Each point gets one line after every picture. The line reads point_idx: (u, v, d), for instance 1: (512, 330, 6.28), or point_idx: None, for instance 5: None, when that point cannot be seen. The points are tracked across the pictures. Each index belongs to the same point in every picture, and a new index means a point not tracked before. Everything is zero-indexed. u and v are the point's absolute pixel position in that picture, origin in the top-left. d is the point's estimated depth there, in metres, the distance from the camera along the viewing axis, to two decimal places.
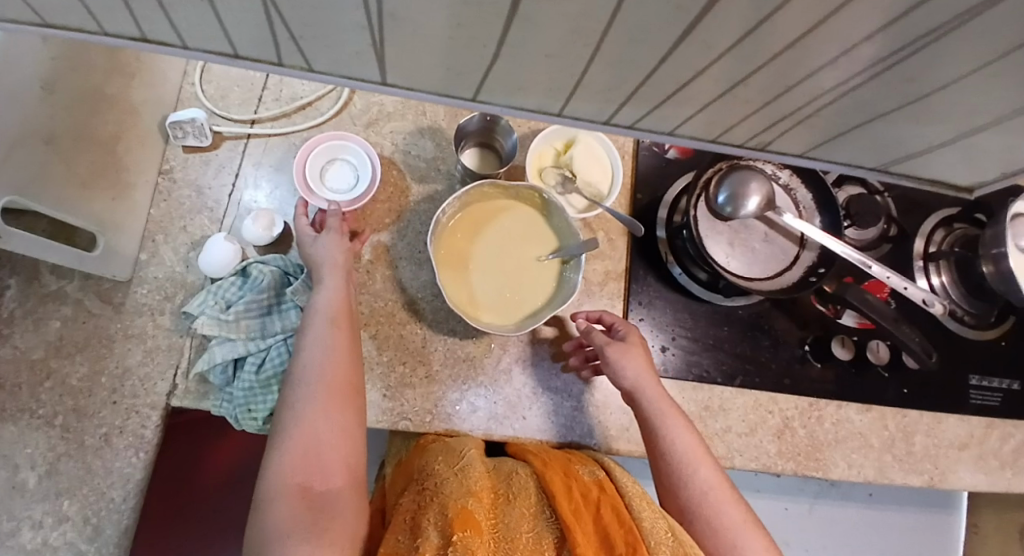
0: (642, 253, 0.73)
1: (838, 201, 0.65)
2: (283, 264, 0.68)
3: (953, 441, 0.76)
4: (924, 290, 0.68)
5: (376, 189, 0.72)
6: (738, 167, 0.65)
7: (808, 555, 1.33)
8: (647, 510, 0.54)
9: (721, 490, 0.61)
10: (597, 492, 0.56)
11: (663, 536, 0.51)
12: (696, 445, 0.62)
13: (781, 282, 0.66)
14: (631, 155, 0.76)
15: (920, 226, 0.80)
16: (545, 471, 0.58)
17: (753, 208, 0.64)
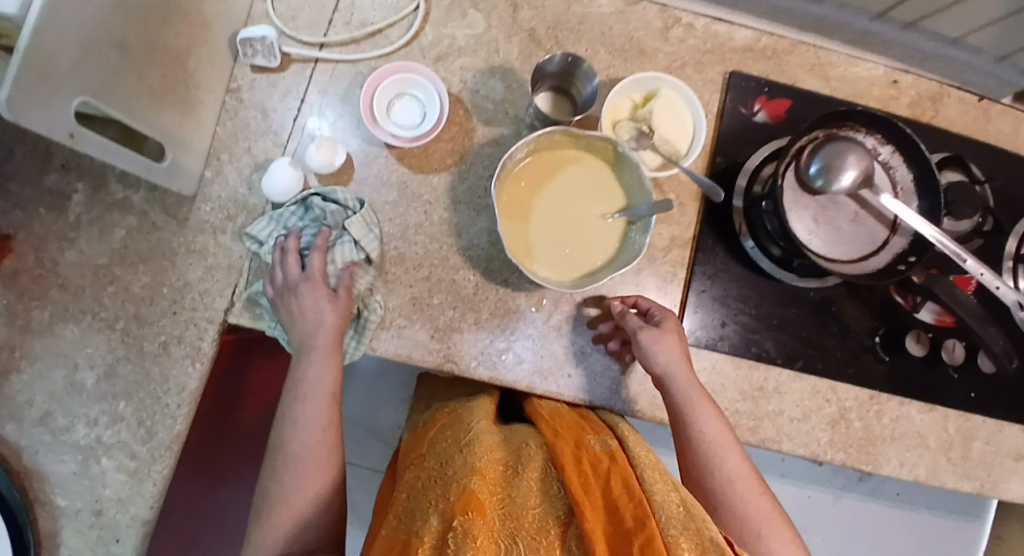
0: (713, 221, 0.70)
1: (941, 185, 0.60)
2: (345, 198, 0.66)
3: (1014, 451, 0.72)
4: (1019, 292, 0.61)
5: (442, 128, 0.70)
6: (837, 138, 0.60)
7: (824, 544, 1.32)
8: (660, 483, 0.52)
9: (746, 479, 0.60)
10: (608, 464, 0.55)
11: (675, 510, 0.48)
12: (724, 434, 0.61)
13: (866, 267, 0.61)
14: (716, 115, 0.71)
15: (1014, 225, 0.74)
16: (555, 443, 0.58)
17: (848, 183, 0.59)
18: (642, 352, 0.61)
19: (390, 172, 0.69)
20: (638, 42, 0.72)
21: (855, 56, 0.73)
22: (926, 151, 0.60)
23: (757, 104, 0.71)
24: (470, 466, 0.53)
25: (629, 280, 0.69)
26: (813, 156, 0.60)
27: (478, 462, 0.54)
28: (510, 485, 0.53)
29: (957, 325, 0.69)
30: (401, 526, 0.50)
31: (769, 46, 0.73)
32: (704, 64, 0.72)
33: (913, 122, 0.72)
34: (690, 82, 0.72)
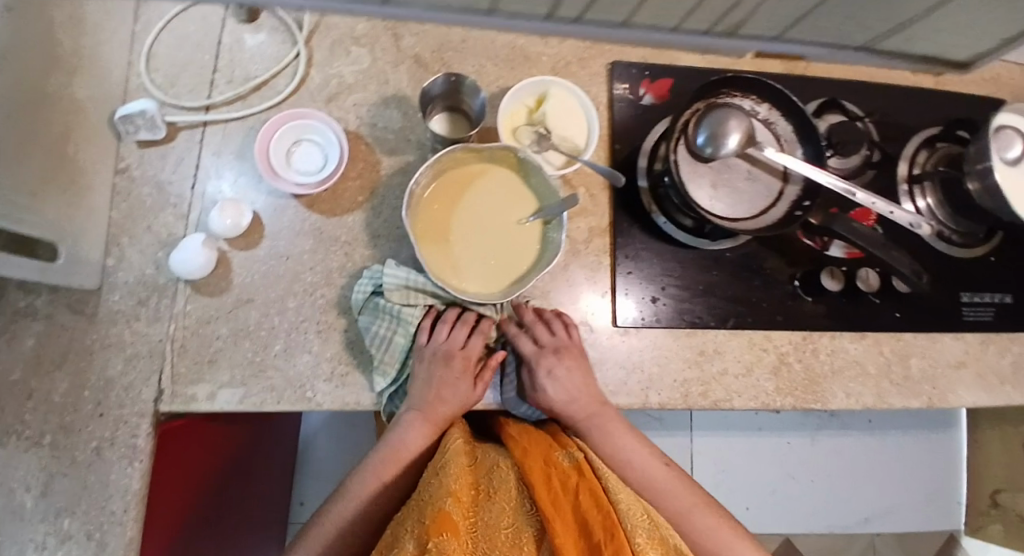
0: (625, 205, 0.73)
1: (819, 131, 0.64)
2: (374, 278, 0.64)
3: (950, 360, 0.77)
4: (912, 213, 0.64)
5: (346, 166, 0.69)
6: (717, 106, 0.64)
7: (813, 486, 1.38)
8: (624, 490, 0.59)
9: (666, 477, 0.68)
10: (577, 478, 0.59)
11: (639, 518, 0.56)
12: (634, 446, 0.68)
13: (768, 220, 0.65)
14: (606, 106, 0.75)
15: (902, 150, 0.79)
16: (525, 464, 0.60)
17: (734, 146, 0.63)
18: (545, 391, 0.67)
19: (302, 221, 0.68)
20: (522, 50, 0.74)
21: None
22: (801, 106, 0.64)
23: (642, 89, 0.75)
24: (446, 488, 0.55)
25: (558, 277, 0.71)
26: (699, 128, 0.64)
27: (453, 484, 0.56)
28: (481, 510, 0.57)
29: (866, 254, 0.73)
30: (382, 544, 0.54)
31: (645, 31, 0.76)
32: (587, 59, 0.75)
33: (791, 77, 0.77)
34: (577, 78, 0.74)
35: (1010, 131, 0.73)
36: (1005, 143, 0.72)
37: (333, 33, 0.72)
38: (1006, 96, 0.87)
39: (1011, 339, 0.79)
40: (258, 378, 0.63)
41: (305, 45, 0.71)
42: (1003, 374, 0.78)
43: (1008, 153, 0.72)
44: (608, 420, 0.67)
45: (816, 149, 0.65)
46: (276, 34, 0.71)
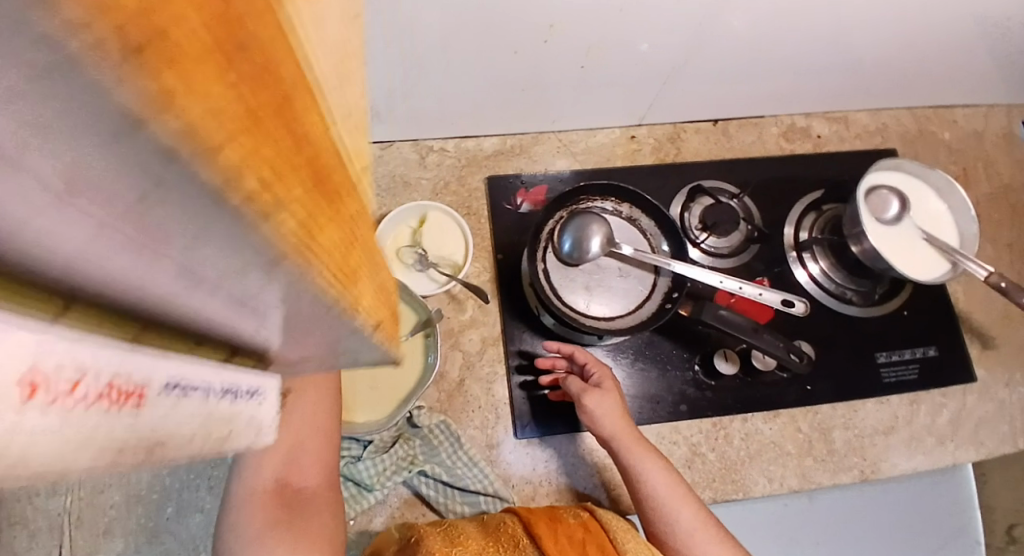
0: (513, 311, 0.74)
1: (677, 226, 0.69)
2: None
3: (877, 427, 0.74)
4: (780, 292, 0.65)
5: None
6: (577, 213, 0.70)
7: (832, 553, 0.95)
8: (631, 542, 0.56)
9: (708, 530, 0.60)
10: (583, 532, 0.56)
11: None
12: (674, 486, 0.61)
13: (641, 314, 0.69)
14: (488, 218, 0.79)
15: (787, 215, 0.80)
16: (531, 515, 0.58)
17: (597, 248, 0.68)
18: (588, 414, 0.64)
19: None
20: (402, 177, 0.79)
21: (592, 127, 0.83)
22: (653, 202, 0.69)
23: (519, 198, 0.79)
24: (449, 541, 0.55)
25: (455, 395, 0.71)
26: (565, 238, 0.69)
27: (459, 539, 0.56)
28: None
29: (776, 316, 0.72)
30: None
31: (517, 143, 0.82)
32: (465, 177, 0.80)
33: (660, 166, 0.81)
34: (458, 197, 0.79)
35: (885, 190, 0.72)
36: (878, 205, 0.71)
37: None
38: (894, 145, 0.88)
39: (942, 395, 0.76)
40: (153, 544, 0.65)
41: None
42: (941, 434, 0.75)
43: (887, 212, 0.71)
44: (651, 457, 0.62)
45: (677, 242, 0.69)
46: None
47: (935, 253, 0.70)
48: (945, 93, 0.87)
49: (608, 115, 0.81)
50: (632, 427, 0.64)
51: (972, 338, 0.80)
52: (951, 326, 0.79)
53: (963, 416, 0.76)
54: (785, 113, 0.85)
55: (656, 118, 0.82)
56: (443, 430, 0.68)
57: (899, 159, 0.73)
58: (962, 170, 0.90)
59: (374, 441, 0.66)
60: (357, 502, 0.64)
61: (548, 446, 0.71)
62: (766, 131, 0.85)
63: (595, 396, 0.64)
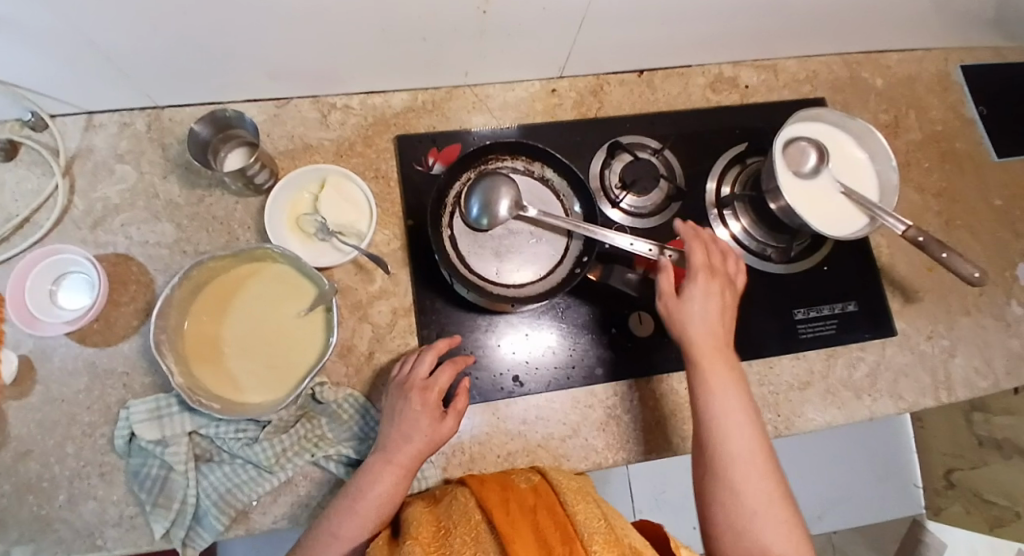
0: (426, 281, 0.71)
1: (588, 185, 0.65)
2: (129, 420, 0.59)
3: (794, 383, 0.73)
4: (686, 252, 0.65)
5: (115, 292, 0.65)
6: (488, 174, 0.65)
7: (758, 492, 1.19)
8: (582, 502, 0.52)
9: (756, 461, 0.55)
10: (534, 498, 0.52)
11: (596, 522, 0.49)
12: (737, 409, 0.58)
13: (554, 279, 0.66)
14: (397, 181, 0.74)
15: (711, 170, 0.77)
16: (480, 491, 0.55)
17: (505, 212, 0.65)
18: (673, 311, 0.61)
19: (75, 358, 0.63)
20: (301, 139, 0.73)
21: (508, 81, 0.77)
22: (562, 160, 0.66)
23: (430, 158, 0.74)
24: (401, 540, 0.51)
25: (364, 369, 0.68)
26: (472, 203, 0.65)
27: (411, 530, 0.52)
28: (442, 547, 0.49)
29: None
30: None
31: (428, 99, 0.77)
32: (371, 137, 0.74)
33: (581, 121, 0.77)
34: (363, 159, 0.74)
35: (803, 141, 0.69)
36: (798, 159, 0.69)
37: (96, 154, 0.69)
38: (824, 94, 0.85)
39: (860, 348, 0.76)
40: (38, 535, 0.60)
41: (66, 174, 0.68)
42: (858, 387, 0.75)
43: (805, 164, 0.69)
44: (721, 375, 0.59)
45: (588, 202, 0.66)
46: (36, 168, 0.68)
47: (854, 209, 0.68)
48: (876, 36, 0.83)
49: (524, 66, 0.75)
50: (715, 336, 0.61)
51: (894, 291, 0.79)
52: (872, 280, 0.78)
53: (881, 369, 0.76)
54: (712, 61, 0.81)
55: (576, 70, 0.78)
56: (353, 405, 0.65)
57: (820, 110, 0.70)
58: (894, 117, 0.87)
59: (272, 421, 0.61)
60: (257, 485, 0.60)
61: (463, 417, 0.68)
62: (693, 81, 0.81)
63: (693, 296, 0.61)
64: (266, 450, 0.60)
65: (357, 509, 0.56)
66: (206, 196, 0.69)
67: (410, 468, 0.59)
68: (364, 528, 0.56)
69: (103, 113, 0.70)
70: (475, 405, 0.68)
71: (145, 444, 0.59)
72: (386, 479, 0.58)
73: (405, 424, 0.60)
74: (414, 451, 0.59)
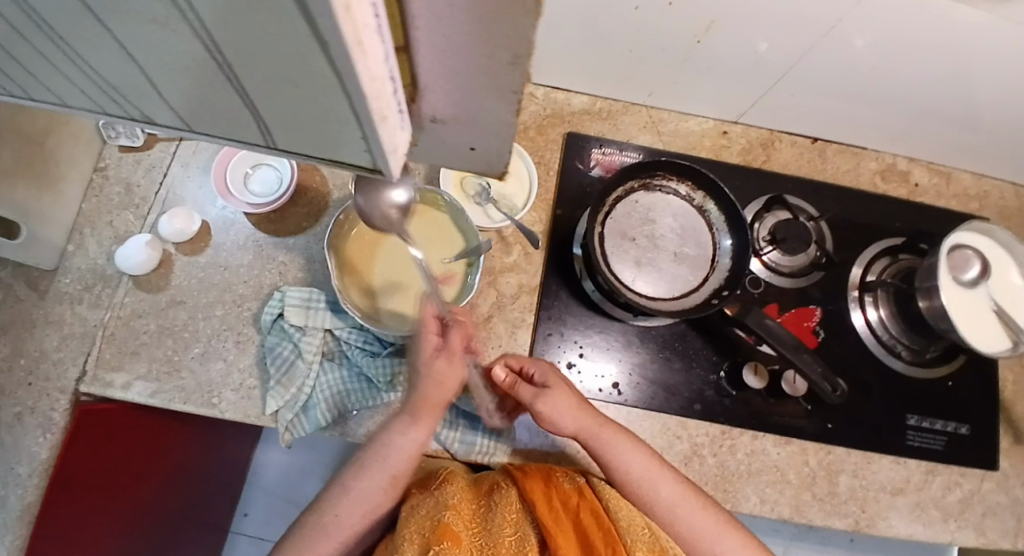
0: (558, 268, 0.75)
1: (746, 225, 0.67)
2: (281, 302, 0.65)
3: (886, 485, 0.71)
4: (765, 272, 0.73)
5: (295, 192, 0.72)
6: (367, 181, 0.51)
7: None
8: (624, 508, 0.58)
9: (687, 503, 0.62)
10: (577, 498, 0.57)
11: (641, 532, 0.56)
12: (655, 471, 0.63)
13: (686, 303, 0.68)
14: (557, 172, 0.78)
15: (859, 254, 0.77)
16: (524, 474, 0.58)
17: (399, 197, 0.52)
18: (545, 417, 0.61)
19: (246, 237, 0.71)
20: None
21: (685, 112, 0.81)
22: (726, 193, 0.68)
23: (593, 161, 0.79)
24: (443, 503, 0.54)
25: (480, 328, 0.72)
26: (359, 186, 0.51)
27: (451, 499, 0.55)
28: (484, 526, 0.54)
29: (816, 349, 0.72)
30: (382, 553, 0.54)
31: (605, 109, 0.81)
32: (546, 127, 0.80)
33: (743, 167, 0.79)
34: (533, 143, 0.79)
35: (970, 251, 0.69)
36: (959, 265, 0.68)
37: None
38: (989, 215, 0.83)
39: (962, 474, 0.73)
40: (170, 378, 0.66)
41: None
42: (951, 512, 0.72)
43: (965, 274, 0.68)
44: (623, 445, 0.63)
45: (740, 242, 0.68)
46: None
47: (1004, 330, 0.67)
48: None
49: (706, 104, 0.78)
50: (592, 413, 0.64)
51: (1011, 429, 0.76)
52: (991, 411, 0.75)
53: (976, 501, 0.73)
54: (887, 151, 0.81)
55: (752, 122, 0.80)
56: None
57: (991, 225, 0.70)
58: None
59: (396, 346, 0.66)
60: (366, 397, 0.65)
61: None
62: (861, 164, 0.81)
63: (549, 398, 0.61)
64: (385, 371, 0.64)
65: (379, 459, 0.61)
66: None
67: (436, 406, 0.60)
68: (386, 476, 0.61)
69: None
70: None
71: (289, 327, 0.65)
72: (412, 434, 0.60)
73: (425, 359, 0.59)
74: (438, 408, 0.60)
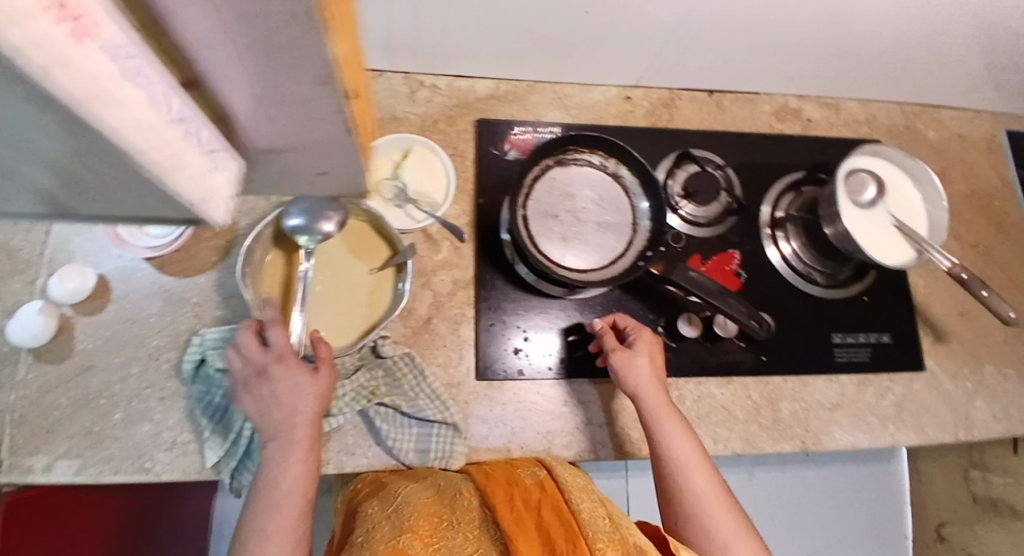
0: (488, 257, 0.74)
1: (660, 185, 0.69)
2: (201, 347, 0.62)
3: (824, 402, 0.76)
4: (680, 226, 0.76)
5: (198, 227, 0.68)
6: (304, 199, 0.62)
7: (761, 516, 1.27)
8: (584, 500, 0.55)
9: (716, 500, 0.61)
10: (539, 494, 0.55)
11: (601, 523, 0.51)
12: (698, 454, 0.63)
13: (615, 270, 0.69)
14: (473, 161, 0.77)
15: (767, 192, 0.80)
16: (487, 485, 0.57)
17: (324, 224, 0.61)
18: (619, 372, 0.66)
19: (152, 283, 0.66)
20: (389, 109, 0.76)
21: (588, 83, 0.82)
22: (636, 158, 0.70)
23: (507, 144, 0.78)
24: (399, 528, 0.51)
25: (421, 333, 0.70)
26: (293, 210, 0.61)
27: (408, 521, 0.52)
28: (445, 542, 0.51)
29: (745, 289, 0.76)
30: None
31: (510, 90, 0.80)
32: (454, 117, 0.78)
33: (651, 129, 0.81)
34: (444, 136, 0.77)
35: (863, 174, 0.73)
36: (856, 189, 0.72)
37: None
38: (879, 136, 0.89)
39: (889, 379, 0.79)
40: (95, 449, 0.61)
41: None
42: (885, 415, 0.77)
43: (863, 196, 0.72)
44: (677, 423, 0.64)
45: (656, 202, 0.70)
46: None
47: (903, 241, 0.71)
48: (935, 90, 0.88)
49: (607, 71, 0.79)
50: (663, 393, 0.66)
51: (926, 329, 0.82)
52: (906, 317, 0.82)
53: (908, 401, 0.79)
54: (778, 92, 0.85)
55: (653, 83, 0.82)
56: (409, 363, 0.67)
57: (882, 146, 0.74)
58: (941, 168, 0.90)
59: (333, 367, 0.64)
60: None
61: (507, 391, 0.70)
62: (758, 108, 0.85)
63: (638, 352, 0.67)
64: None
65: (276, 499, 0.53)
66: None
67: (312, 442, 0.56)
68: (295, 514, 0.54)
69: None
70: (521, 382, 0.71)
71: (216, 371, 0.61)
72: (295, 459, 0.55)
73: (289, 396, 0.56)
74: (310, 425, 0.56)
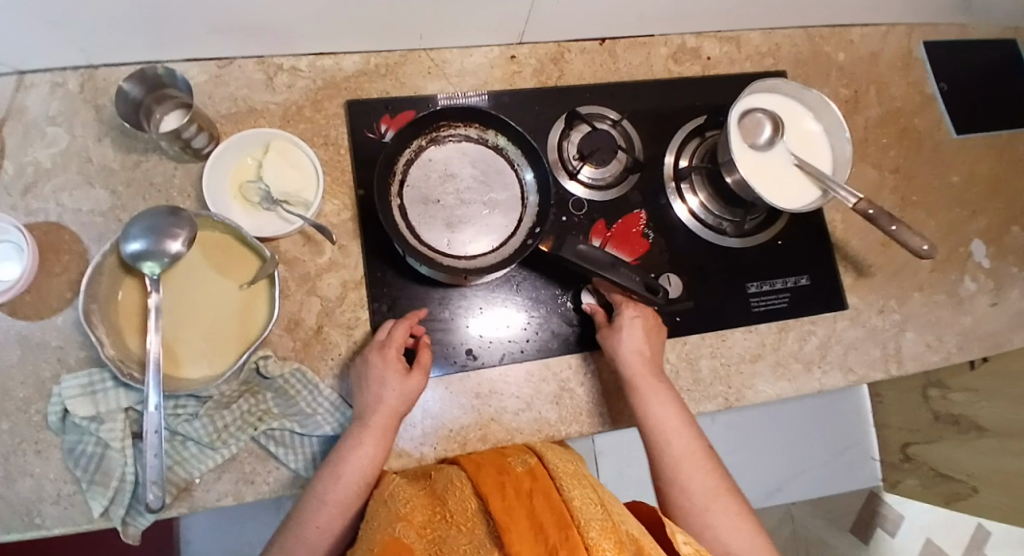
0: (377, 252, 0.69)
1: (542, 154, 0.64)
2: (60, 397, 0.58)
3: (744, 355, 0.74)
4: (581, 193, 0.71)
5: (45, 263, 0.62)
6: (147, 218, 0.56)
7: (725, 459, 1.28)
8: (577, 485, 0.48)
9: (696, 462, 0.62)
10: (530, 482, 0.49)
11: (595, 509, 0.45)
12: (678, 419, 0.63)
13: (505, 252, 0.65)
14: (348, 148, 0.71)
15: (670, 142, 0.76)
16: (476, 476, 0.50)
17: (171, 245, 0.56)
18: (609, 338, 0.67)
19: (5, 331, 0.61)
20: (246, 102, 0.69)
21: (467, 46, 0.75)
22: (514, 127, 0.65)
23: (383, 125, 0.72)
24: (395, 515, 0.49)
25: (313, 343, 0.66)
26: (134, 232, 0.56)
27: (402, 509, 0.50)
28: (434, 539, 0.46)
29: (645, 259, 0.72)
30: None
31: (381, 64, 0.73)
32: (321, 102, 0.71)
33: (540, 90, 0.75)
34: (313, 125, 0.71)
35: (761, 115, 0.69)
36: (752, 131, 0.68)
37: (27, 116, 0.65)
38: (786, 67, 0.84)
39: (811, 322, 0.77)
40: None
41: None
42: (808, 358, 0.75)
43: (761, 138, 0.68)
44: (659, 391, 0.64)
45: (542, 172, 0.65)
46: None
47: (807, 182, 0.67)
48: (841, 9, 0.82)
49: (483, 32, 0.72)
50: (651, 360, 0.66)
51: (847, 265, 0.80)
52: (825, 256, 0.79)
53: (832, 342, 0.77)
54: (674, 32, 0.79)
55: (537, 38, 0.75)
56: (299, 379, 0.63)
57: (777, 81, 0.69)
58: (854, 93, 0.86)
59: (214, 396, 0.60)
60: (200, 460, 0.60)
61: None
62: (654, 52, 0.79)
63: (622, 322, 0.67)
64: (203, 428, 0.59)
65: (341, 474, 0.56)
66: (141, 161, 0.66)
67: (390, 428, 0.60)
68: (351, 492, 0.56)
69: (34, 72, 0.65)
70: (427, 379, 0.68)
71: (83, 418, 0.57)
72: (368, 442, 0.58)
73: (376, 386, 0.60)
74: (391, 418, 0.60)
